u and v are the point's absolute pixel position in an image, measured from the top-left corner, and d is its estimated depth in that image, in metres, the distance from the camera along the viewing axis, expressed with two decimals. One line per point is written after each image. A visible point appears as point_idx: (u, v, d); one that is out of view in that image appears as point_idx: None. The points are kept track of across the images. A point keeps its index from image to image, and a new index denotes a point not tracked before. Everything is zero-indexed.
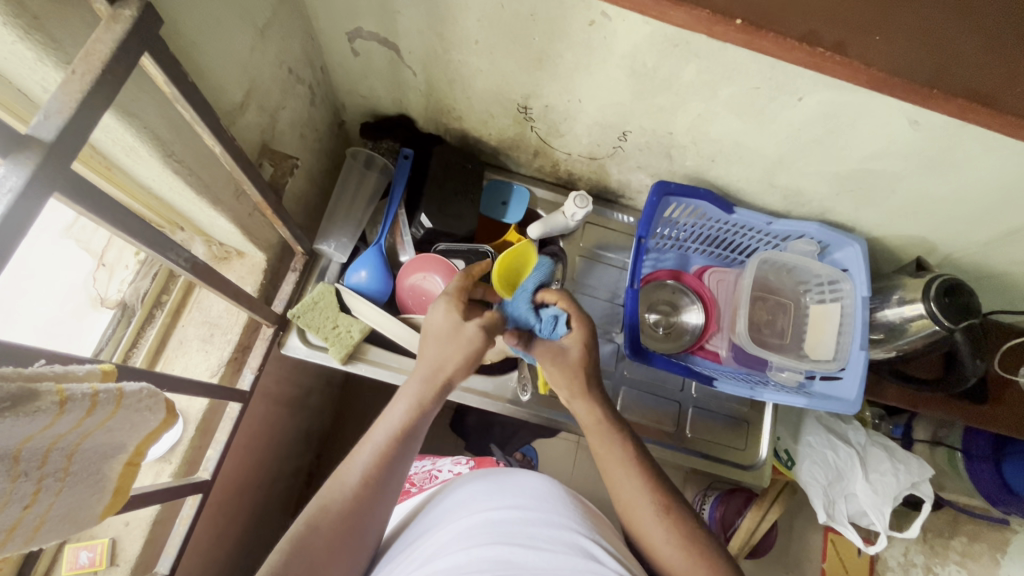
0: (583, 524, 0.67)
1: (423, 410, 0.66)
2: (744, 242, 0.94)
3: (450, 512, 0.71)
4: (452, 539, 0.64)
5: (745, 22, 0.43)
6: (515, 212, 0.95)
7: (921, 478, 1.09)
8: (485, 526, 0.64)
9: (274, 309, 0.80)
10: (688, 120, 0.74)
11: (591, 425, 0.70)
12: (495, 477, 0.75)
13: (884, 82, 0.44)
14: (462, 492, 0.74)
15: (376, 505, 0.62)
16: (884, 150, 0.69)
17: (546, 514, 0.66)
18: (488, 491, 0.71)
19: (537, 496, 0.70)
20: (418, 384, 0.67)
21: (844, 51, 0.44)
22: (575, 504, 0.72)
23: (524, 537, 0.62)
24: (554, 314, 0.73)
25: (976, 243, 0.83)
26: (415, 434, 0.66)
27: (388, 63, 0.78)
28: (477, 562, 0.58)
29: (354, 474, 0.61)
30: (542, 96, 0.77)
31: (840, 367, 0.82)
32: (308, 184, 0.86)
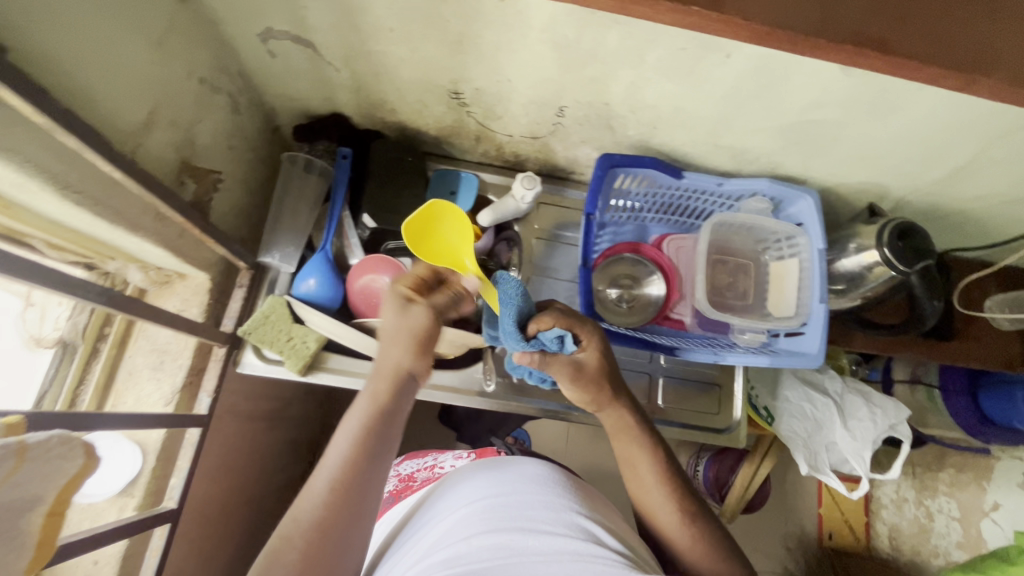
0: (581, 506, 0.68)
1: (382, 403, 0.62)
2: (700, 207, 0.92)
3: (451, 503, 0.71)
4: (453, 528, 0.64)
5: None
6: (464, 202, 0.93)
7: (897, 419, 1.11)
8: (484, 511, 0.64)
9: (223, 329, 0.79)
10: (622, 89, 0.71)
11: (621, 431, 0.72)
12: (496, 463, 0.75)
13: (766, 35, 0.43)
14: (465, 481, 0.74)
15: (354, 513, 0.57)
16: (822, 99, 0.68)
17: (545, 497, 0.67)
18: (487, 477, 0.71)
19: (537, 478, 0.70)
20: (373, 378, 0.64)
21: (721, 7, 0.42)
22: (575, 486, 0.73)
23: (524, 521, 0.63)
24: (555, 335, 0.64)
25: (927, 183, 0.82)
26: (386, 428, 0.61)
27: (308, 61, 0.75)
28: (478, 551, 0.58)
29: (324, 480, 0.57)
30: (471, 80, 0.74)
31: (802, 323, 0.82)
32: (245, 196, 0.83)
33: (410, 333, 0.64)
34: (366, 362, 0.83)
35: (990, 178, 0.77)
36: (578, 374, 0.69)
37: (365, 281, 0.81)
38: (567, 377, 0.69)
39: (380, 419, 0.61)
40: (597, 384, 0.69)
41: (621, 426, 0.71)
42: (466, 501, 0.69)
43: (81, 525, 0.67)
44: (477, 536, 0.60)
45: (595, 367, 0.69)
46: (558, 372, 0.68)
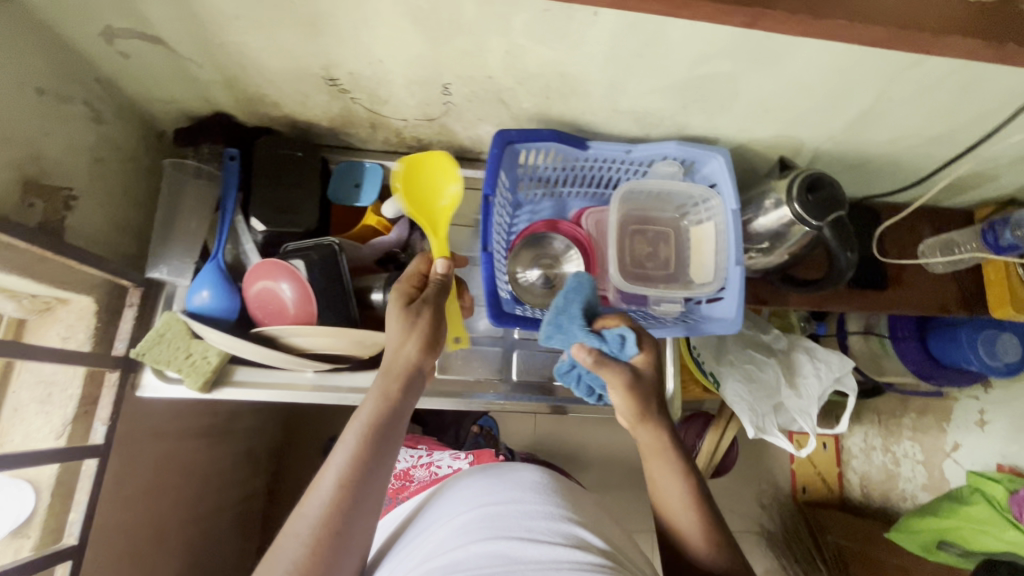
0: (571, 512, 0.66)
1: (389, 401, 0.61)
2: (613, 176, 0.89)
3: (448, 510, 0.70)
4: (452, 535, 0.63)
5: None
6: (369, 193, 0.88)
7: (842, 372, 1.09)
8: (483, 519, 0.63)
9: (115, 352, 0.75)
10: (500, 60, 0.67)
11: (649, 452, 0.67)
12: (494, 472, 0.74)
13: None
14: (464, 488, 0.73)
15: (361, 508, 0.55)
16: (706, 52, 0.64)
17: (542, 506, 0.65)
18: (487, 486, 0.70)
19: (534, 488, 0.69)
20: (380, 378, 0.63)
21: None
22: (572, 495, 0.72)
23: (521, 530, 0.61)
24: (618, 333, 0.64)
25: (837, 131, 0.79)
26: (391, 426, 0.60)
27: (166, 59, 0.70)
28: (475, 558, 0.57)
29: (329, 477, 0.56)
30: (342, 64, 0.69)
31: (719, 288, 0.80)
32: (127, 210, 0.78)
33: (410, 330, 0.66)
34: (275, 371, 0.80)
35: (897, 120, 0.74)
36: (635, 381, 0.64)
37: (261, 285, 0.76)
38: (619, 390, 0.64)
39: (387, 415, 0.60)
40: (640, 402, 0.65)
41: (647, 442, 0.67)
42: (465, 509, 0.67)
43: None
44: (475, 543, 0.59)
45: (633, 385, 0.64)
46: (614, 376, 0.63)
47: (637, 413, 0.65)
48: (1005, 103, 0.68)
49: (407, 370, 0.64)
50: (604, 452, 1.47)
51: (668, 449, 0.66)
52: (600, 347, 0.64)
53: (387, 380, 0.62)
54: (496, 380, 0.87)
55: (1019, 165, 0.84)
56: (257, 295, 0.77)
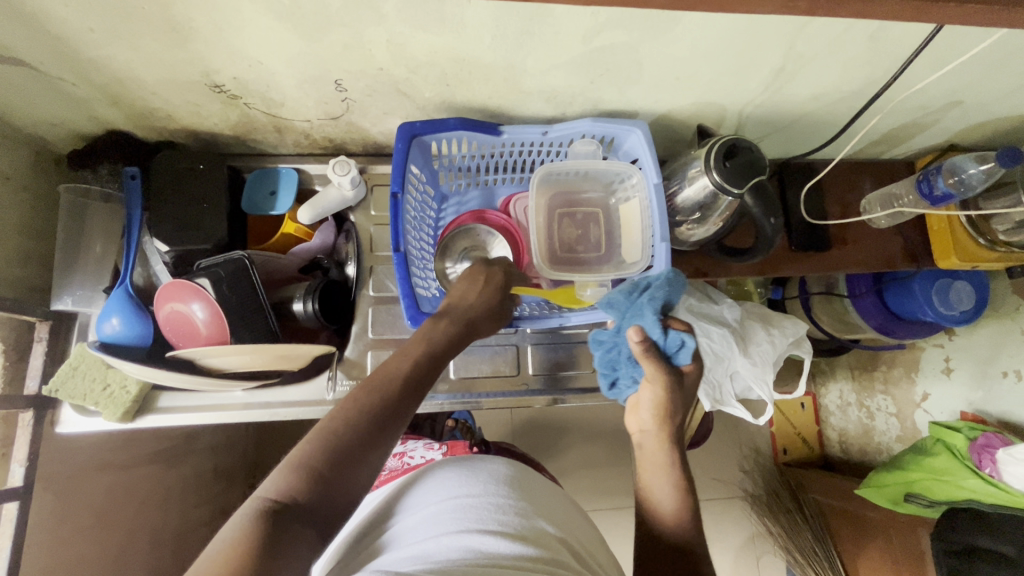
0: (536, 505, 0.65)
1: (453, 345, 0.63)
2: (536, 160, 0.86)
3: (414, 498, 0.65)
4: (421, 524, 0.59)
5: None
6: (285, 200, 0.85)
7: (797, 336, 1.11)
8: (453, 511, 0.59)
9: (26, 390, 0.73)
10: (385, 50, 0.64)
11: (648, 459, 0.66)
12: (465, 461, 0.70)
13: None
14: (432, 477, 0.68)
15: (402, 424, 0.53)
16: (597, 23, 0.60)
17: (512, 497, 0.63)
18: (458, 475, 0.66)
19: (502, 480, 0.66)
20: (452, 321, 0.65)
21: None
22: (531, 484, 0.69)
23: (492, 523, 0.58)
24: (680, 340, 0.64)
25: (756, 93, 0.75)
26: (442, 359, 0.61)
27: (35, 79, 0.66)
28: (448, 551, 0.53)
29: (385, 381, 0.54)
30: (222, 69, 0.66)
31: (647, 266, 0.78)
32: (26, 241, 0.75)
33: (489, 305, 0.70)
34: (201, 394, 0.78)
35: (812, 76, 0.71)
36: (675, 383, 0.65)
37: (171, 308, 0.74)
38: (649, 397, 0.65)
39: (442, 348, 0.62)
40: (665, 413, 0.65)
41: (652, 448, 0.66)
42: (433, 498, 0.63)
43: None
44: (447, 536, 0.55)
45: (660, 399, 0.65)
46: (657, 372, 0.64)
47: (659, 423, 0.66)
48: (916, 50, 0.65)
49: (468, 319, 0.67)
50: (580, 433, 1.46)
51: (669, 452, 0.65)
52: (657, 341, 0.64)
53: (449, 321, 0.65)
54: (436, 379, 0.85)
55: (950, 111, 0.81)
56: (167, 317, 0.74)
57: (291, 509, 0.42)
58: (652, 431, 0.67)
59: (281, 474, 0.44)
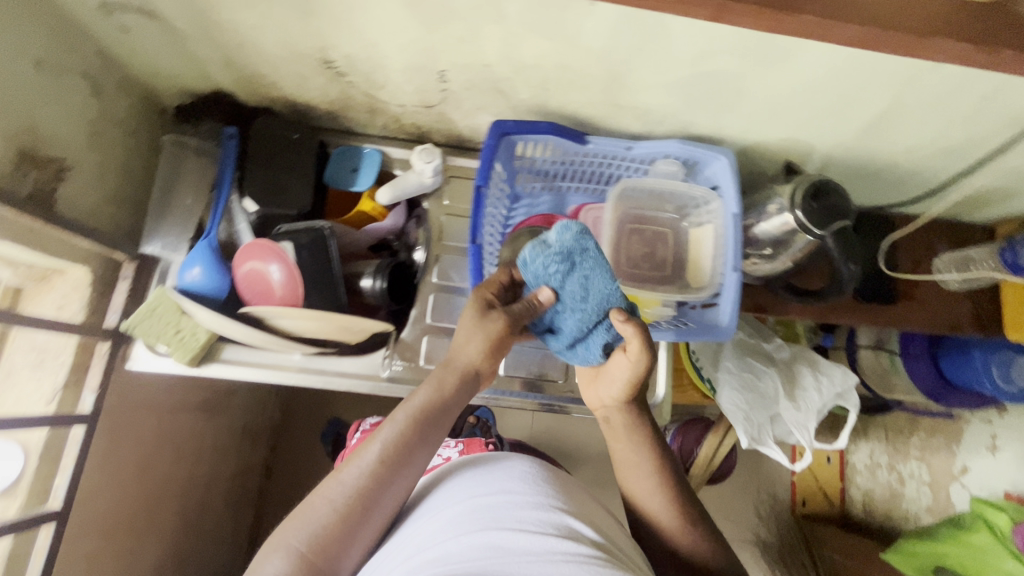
0: (570, 503, 0.60)
1: (447, 396, 0.62)
2: (614, 173, 0.87)
3: (432, 502, 0.62)
4: (434, 528, 0.55)
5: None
6: (366, 176, 0.88)
7: (845, 388, 1.06)
8: (471, 511, 0.56)
9: (106, 323, 0.77)
10: (495, 48, 0.66)
11: (620, 444, 0.67)
12: (481, 460, 0.66)
13: None
14: (450, 481, 0.64)
15: (393, 489, 0.56)
16: (709, 47, 0.61)
17: (537, 495, 0.58)
18: (475, 475, 0.63)
19: (524, 478, 0.61)
20: (440, 369, 0.63)
21: None
22: (562, 483, 0.65)
23: (512, 520, 0.54)
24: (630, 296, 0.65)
25: (849, 136, 0.75)
26: (435, 421, 0.60)
27: (165, 34, 0.70)
28: (466, 552, 0.50)
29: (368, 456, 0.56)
30: (337, 46, 0.68)
31: (714, 294, 0.77)
32: (126, 182, 0.80)
33: (484, 344, 0.62)
34: (263, 351, 0.81)
35: (910, 127, 0.70)
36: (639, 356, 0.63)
37: (250, 266, 0.76)
38: (623, 375, 0.64)
39: (433, 411, 0.60)
40: (634, 390, 0.64)
41: (621, 423, 0.67)
42: (448, 501, 0.59)
43: None
44: (465, 536, 0.52)
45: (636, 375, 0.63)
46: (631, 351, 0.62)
47: (623, 401, 0.66)
48: None
49: (465, 370, 0.63)
50: (600, 451, 1.45)
51: (637, 425, 0.66)
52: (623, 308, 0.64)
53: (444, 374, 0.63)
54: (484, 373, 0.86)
55: None
56: (244, 275, 0.78)
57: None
58: (620, 408, 0.67)
59: (276, 552, 0.51)
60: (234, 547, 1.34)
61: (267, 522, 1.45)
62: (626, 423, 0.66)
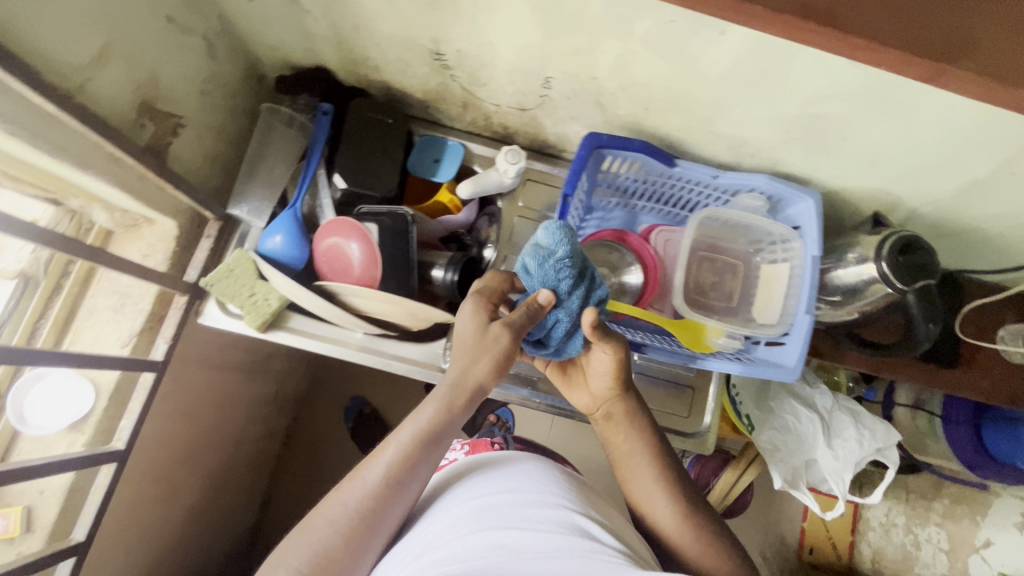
0: (581, 507, 0.59)
1: (452, 414, 0.60)
2: (693, 199, 0.87)
3: (442, 502, 0.62)
4: (444, 527, 0.56)
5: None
6: (447, 170, 0.90)
7: (886, 444, 1.04)
8: (476, 512, 0.56)
9: (186, 278, 0.78)
10: (610, 63, 0.66)
11: (623, 438, 0.71)
12: (490, 465, 0.66)
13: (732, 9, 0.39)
14: (459, 484, 0.64)
15: (396, 508, 0.56)
16: (828, 90, 0.61)
17: (544, 496, 0.58)
18: (484, 479, 0.63)
19: (531, 480, 0.61)
20: (447, 387, 0.60)
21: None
22: (574, 487, 0.64)
23: (520, 519, 0.54)
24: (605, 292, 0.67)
25: (942, 196, 0.74)
26: (433, 443, 0.59)
27: (287, 9, 0.71)
28: (474, 548, 0.50)
29: (366, 481, 0.56)
30: (451, 40, 0.69)
31: (783, 333, 0.77)
32: (221, 144, 0.81)
33: (485, 360, 0.60)
34: (328, 325, 0.82)
35: (1011, 196, 0.69)
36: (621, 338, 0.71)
37: (331, 241, 0.78)
38: (608, 363, 0.68)
39: (432, 432, 0.59)
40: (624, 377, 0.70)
41: (620, 412, 0.71)
42: (458, 501, 0.60)
43: (30, 456, 0.69)
44: (473, 534, 0.52)
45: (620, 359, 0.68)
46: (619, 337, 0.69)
47: (614, 391, 0.71)
48: None
49: (474, 391, 0.61)
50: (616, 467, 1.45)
51: (634, 414, 0.71)
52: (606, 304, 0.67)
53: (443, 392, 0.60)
54: (535, 378, 0.87)
55: None
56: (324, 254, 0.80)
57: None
58: (614, 398, 0.71)
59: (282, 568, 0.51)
60: (249, 507, 1.36)
61: (281, 488, 1.47)
62: (625, 413, 0.71)
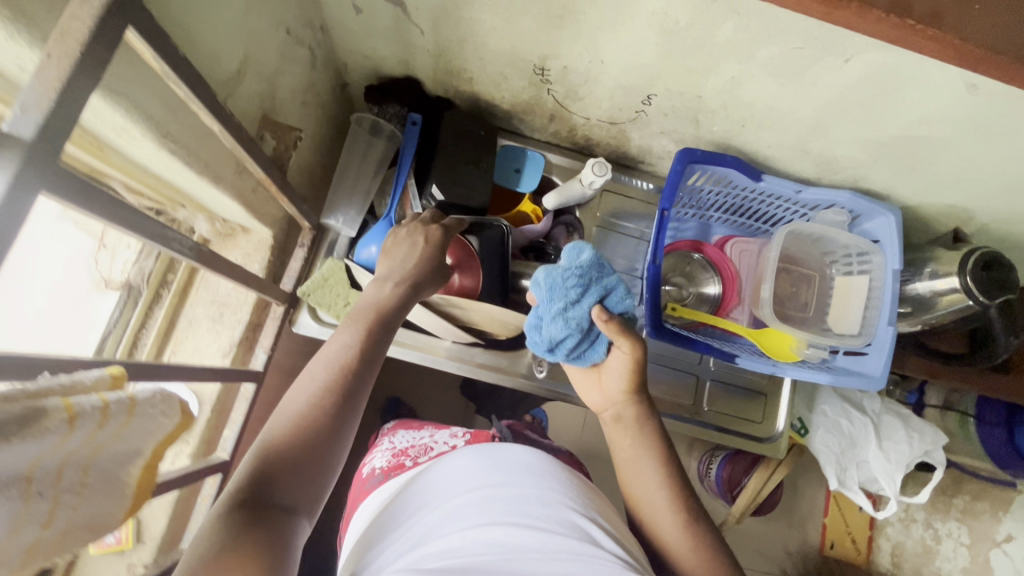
0: (585, 500, 0.57)
1: (386, 313, 0.59)
2: (771, 212, 0.89)
3: (431, 491, 0.58)
4: (439, 520, 0.53)
5: (937, 29, 0.38)
6: (529, 180, 0.91)
7: (933, 446, 1.09)
8: (473, 505, 0.53)
9: (282, 288, 0.77)
10: (720, 84, 0.68)
11: (631, 449, 0.64)
12: (485, 447, 0.62)
13: (981, 59, 0.39)
14: (448, 466, 0.60)
15: (346, 415, 0.51)
16: (936, 115, 0.64)
17: (543, 490, 0.55)
18: (476, 461, 0.59)
19: (529, 467, 0.58)
20: (378, 289, 0.62)
21: (939, 23, 0.38)
22: (572, 474, 0.61)
23: (520, 515, 0.52)
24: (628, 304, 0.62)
25: (1018, 215, 0.77)
26: (380, 340, 0.57)
27: (394, 22, 0.71)
28: (472, 548, 0.49)
29: (318, 373, 0.52)
30: (561, 57, 0.70)
31: (867, 343, 0.81)
32: (313, 153, 0.82)
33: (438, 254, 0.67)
34: (420, 335, 0.84)
35: None
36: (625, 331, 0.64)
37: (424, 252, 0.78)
38: (625, 363, 0.63)
39: (377, 329, 0.57)
40: (637, 380, 0.64)
41: (633, 418, 0.65)
42: (453, 491, 0.56)
43: None
44: (471, 530, 0.50)
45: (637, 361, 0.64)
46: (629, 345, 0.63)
47: (628, 392, 0.65)
48: None
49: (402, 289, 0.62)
50: None
51: (646, 421, 0.65)
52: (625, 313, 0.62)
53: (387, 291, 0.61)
54: None
55: None
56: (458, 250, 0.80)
57: (249, 503, 0.41)
58: (626, 402, 0.65)
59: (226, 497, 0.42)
60: None
61: None
62: (636, 420, 0.65)
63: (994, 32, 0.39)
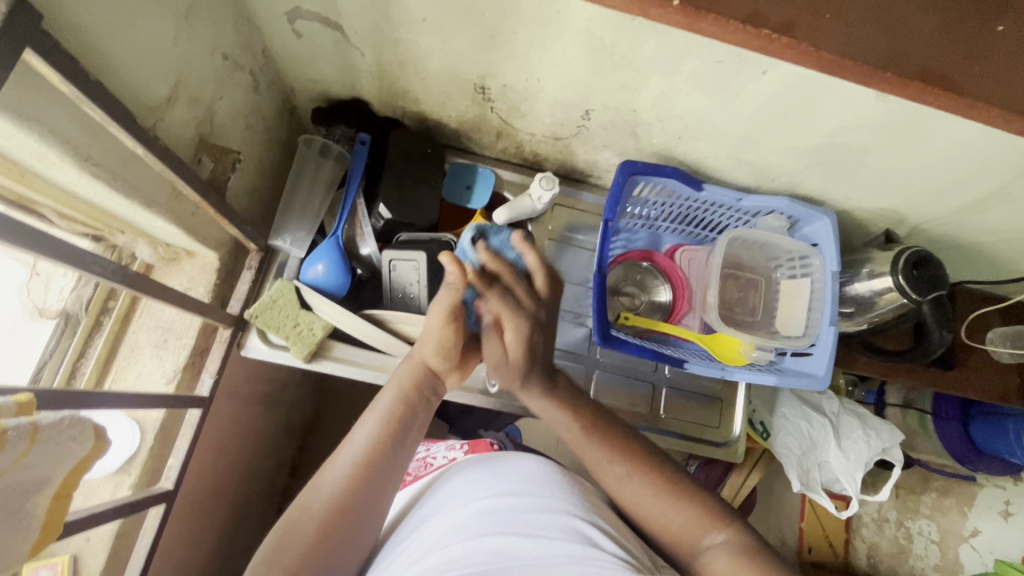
0: (584, 505, 0.58)
1: (410, 399, 0.65)
2: (716, 220, 0.92)
3: (443, 504, 0.60)
4: (446, 533, 0.54)
5: (791, 36, 0.42)
6: (480, 196, 0.92)
7: (891, 443, 1.10)
8: (479, 518, 0.54)
9: (230, 311, 0.77)
10: (651, 98, 0.71)
11: (558, 424, 0.69)
12: (489, 462, 0.64)
13: (835, 63, 0.43)
14: (457, 482, 0.62)
15: (371, 497, 0.58)
16: (852, 123, 0.67)
17: (545, 500, 0.57)
18: (481, 478, 0.61)
19: (532, 480, 0.59)
20: (404, 371, 0.68)
21: (793, 31, 0.42)
22: (573, 482, 0.63)
23: (521, 526, 0.53)
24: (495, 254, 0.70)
25: (945, 214, 0.81)
26: (405, 422, 0.63)
27: (334, 45, 0.72)
28: (473, 556, 0.50)
29: (349, 457, 0.59)
30: (498, 76, 0.72)
31: (810, 343, 0.82)
32: (259, 175, 0.82)
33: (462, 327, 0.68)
34: (371, 353, 0.81)
35: (1003, 213, 0.77)
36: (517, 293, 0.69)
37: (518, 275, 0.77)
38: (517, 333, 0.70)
39: (404, 410, 0.64)
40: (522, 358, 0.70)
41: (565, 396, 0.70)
42: (457, 500, 0.59)
43: (78, 501, 0.67)
44: (473, 540, 0.52)
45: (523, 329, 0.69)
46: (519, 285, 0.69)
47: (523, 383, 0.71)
48: None
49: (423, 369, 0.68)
50: None
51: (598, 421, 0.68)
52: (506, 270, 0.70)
53: (408, 370, 0.68)
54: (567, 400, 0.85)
55: None
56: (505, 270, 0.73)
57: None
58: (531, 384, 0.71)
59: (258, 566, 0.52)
60: None
61: None
62: (541, 390, 0.70)
63: (852, 41, 0.43)
